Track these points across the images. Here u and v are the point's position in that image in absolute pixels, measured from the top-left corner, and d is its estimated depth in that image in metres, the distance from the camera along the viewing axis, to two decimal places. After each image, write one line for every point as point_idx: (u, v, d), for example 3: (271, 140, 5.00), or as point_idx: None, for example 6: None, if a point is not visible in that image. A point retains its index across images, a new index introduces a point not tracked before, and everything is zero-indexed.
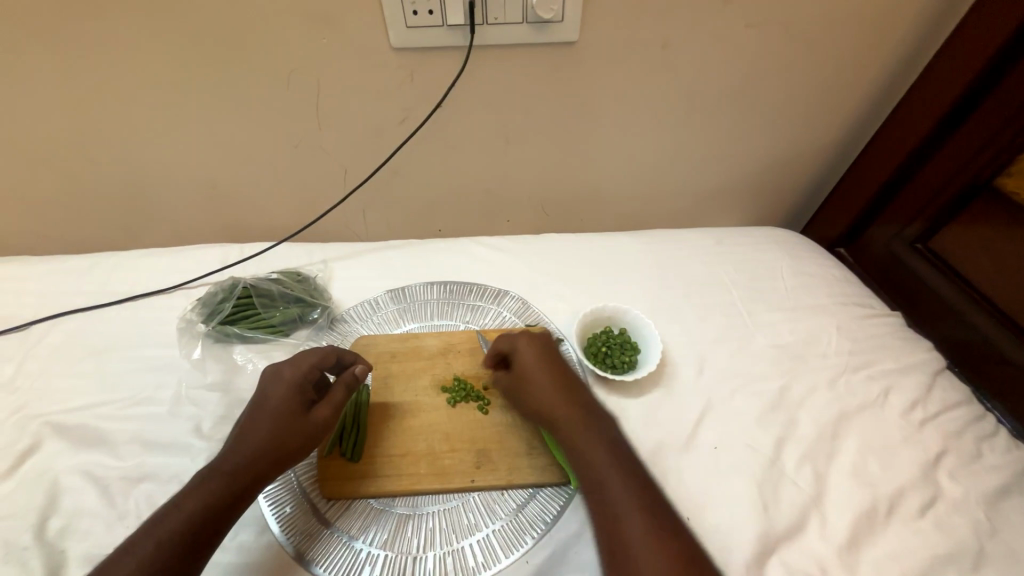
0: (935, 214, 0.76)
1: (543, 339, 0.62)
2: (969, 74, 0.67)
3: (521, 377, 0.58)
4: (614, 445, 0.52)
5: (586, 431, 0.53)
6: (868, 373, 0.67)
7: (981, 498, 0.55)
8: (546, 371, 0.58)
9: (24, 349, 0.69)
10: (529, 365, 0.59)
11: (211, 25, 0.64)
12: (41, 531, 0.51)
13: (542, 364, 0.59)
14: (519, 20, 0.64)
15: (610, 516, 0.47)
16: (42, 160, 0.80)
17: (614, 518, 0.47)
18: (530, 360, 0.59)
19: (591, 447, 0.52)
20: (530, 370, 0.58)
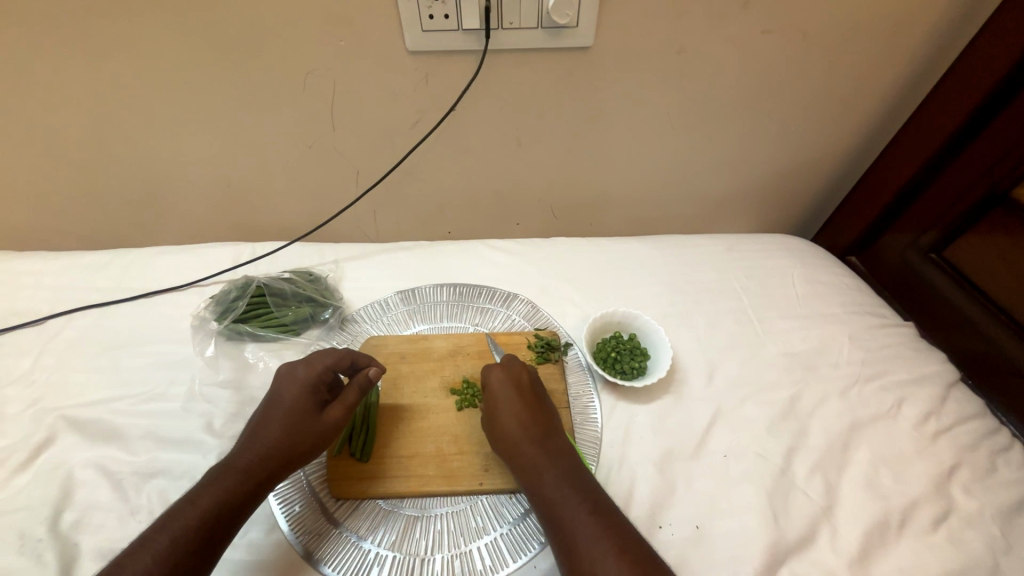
0: (951, 224, 0.75)
1: (512, 369, 0.60)
2: (989, 81, 0.66)
3: (487, 409, 0.57)
4: (575, 475, 0.51)
5: (545, 461, 0.52)
6: (880, 383, 0.66)
7: (996, 513, 0.55)
8: (516, 401, 0.57)
9: (41, 343, 0.70)
10: (497, 397, 0.57)
11: (230, 27, 0.65)
12: (55, 524, 0.52)
13: (509, 393, 0.57)
14: (534, 25, 0.64)
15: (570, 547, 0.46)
16: (63, 157, 0.81)
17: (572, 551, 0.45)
18: (497, 391, 0.58)
19: (552, 476, 0.51)
20: (497, 401, 0.57)
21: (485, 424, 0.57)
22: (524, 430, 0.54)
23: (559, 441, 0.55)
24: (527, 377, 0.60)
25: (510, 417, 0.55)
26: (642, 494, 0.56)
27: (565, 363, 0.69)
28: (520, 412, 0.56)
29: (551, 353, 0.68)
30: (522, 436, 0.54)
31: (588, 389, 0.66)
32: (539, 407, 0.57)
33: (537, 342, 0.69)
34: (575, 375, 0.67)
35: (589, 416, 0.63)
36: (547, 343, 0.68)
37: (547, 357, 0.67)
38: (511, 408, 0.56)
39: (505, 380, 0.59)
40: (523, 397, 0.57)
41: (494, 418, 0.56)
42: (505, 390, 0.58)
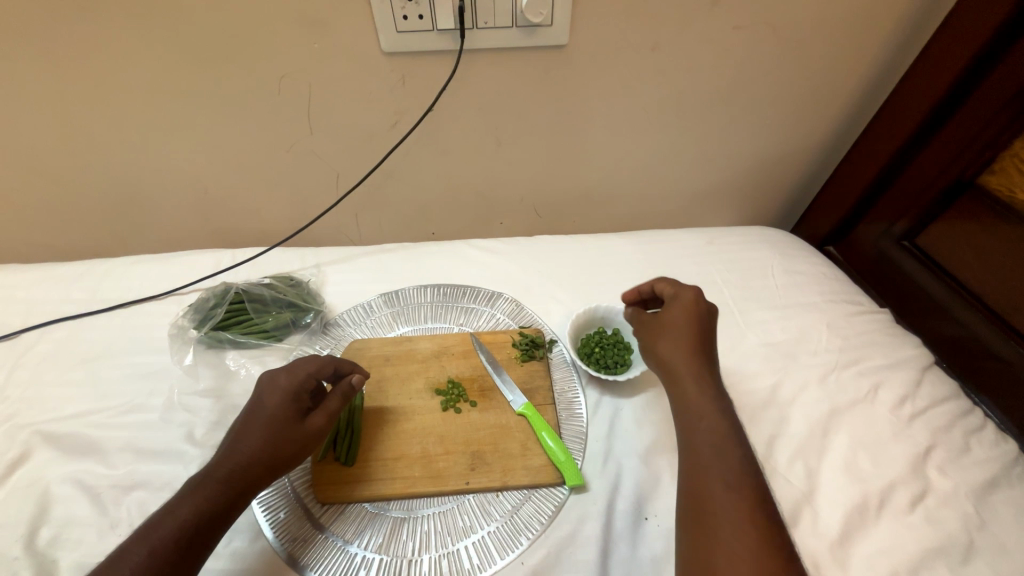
0: (922, 212, 0.77)
1: (679, 309, 0.59)
2: (953, 73, 0.68)
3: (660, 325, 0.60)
4: (736, 434, 0.50)
5: (711, 412, 0.52)
6: (857, 369, 0.68)
7: (970, 491, 0.56)
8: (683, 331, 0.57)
9: (13, 357, 0.68)
10: (677, 329, 0.58)
11: (200, 30, 0.64)
12: (32, 541, 0.51)
13: (691, 326, 0.57)
14: (508, 24, 0.64)
15: (700, 497, 0.47)
16: (32, 167, 0.79)
17: (699, 496, 0.47)
18: (676, 328, 0.58)
19: (710, 429, 0.51)
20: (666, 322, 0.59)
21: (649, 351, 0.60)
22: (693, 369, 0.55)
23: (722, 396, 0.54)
24: (698, 308, 0.59)
25: (674, 353, 0.57)
26: (628, 487, 0.56)
27: (550, 359, 0.69)
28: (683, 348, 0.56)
29: (536, 350, 0.68)
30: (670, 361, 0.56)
31: (573, 385, 0.66)
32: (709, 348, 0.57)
33: (521, 340, 0.69)
34: (561, 372, 0.68)
35: (574, 412, 0.63)
36: (531, 340, 0.69)
37: (531, 355, 0.68)
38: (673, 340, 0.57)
39: (677, 313, 0.59)
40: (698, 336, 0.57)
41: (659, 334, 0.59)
42: (682, 326, 0.58)
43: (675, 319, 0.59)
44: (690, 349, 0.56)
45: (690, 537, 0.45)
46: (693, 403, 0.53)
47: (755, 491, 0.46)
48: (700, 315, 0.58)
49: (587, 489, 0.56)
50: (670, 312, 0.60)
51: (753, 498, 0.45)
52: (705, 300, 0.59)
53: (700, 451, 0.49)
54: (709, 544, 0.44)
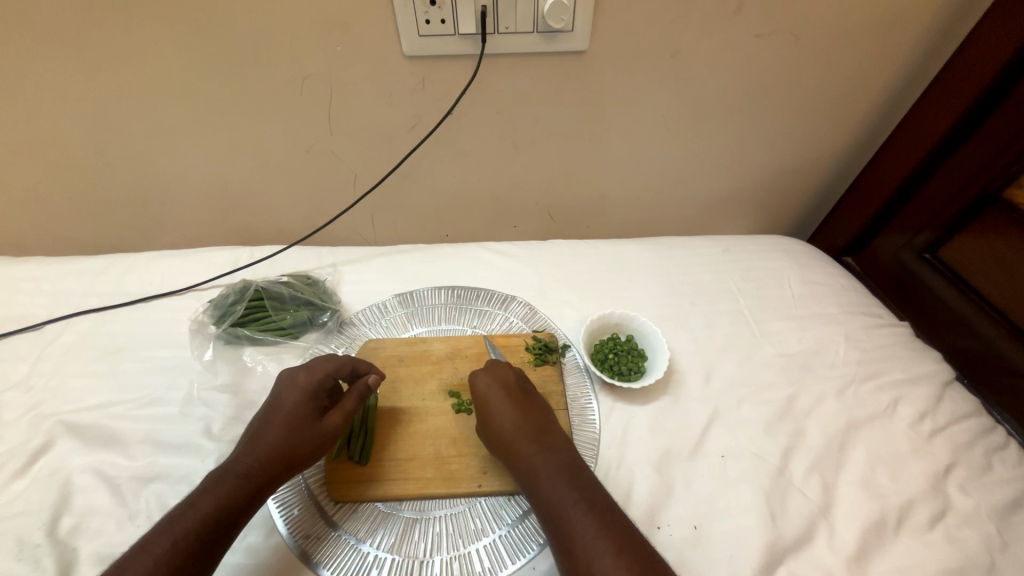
0: (944, 224, 0.76)
1: (492, 378, 0.60)
2: (981, 82, 0.67)
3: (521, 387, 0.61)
4: (559, 452, 0.53)
5: (538, 437, 0.54)
6: (876, 383, 0.67)
7: (992, 511, 0.55)
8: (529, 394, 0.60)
9: (39, 348, 0.70)
10: (489, 399, 0.58)
11: (226, 32, 0.65)
12: (54, 529, 0.52)
13: (501, 393, 0.58)
14: (530, 29, 0.65)
15: (556, 516, 0.48)
16: (61, 162, 0.82)
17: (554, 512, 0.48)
18: (495, 399, 0.57)
19: (531, 451, 0.53)
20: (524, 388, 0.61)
21: (479, 427, 0.58)
22: (516, 426, 0.55)
23: (534, 421, 0.56)
24: (509, 380, 0.60)
25: (501, 417, 0.56)
26: (640, 495, 0.56)
27: (564, 364, 0.69)
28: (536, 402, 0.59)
29: (549, 354, 0.68)
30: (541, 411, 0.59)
31: (586, 391, 0.66)
32: (532, 406, 0.58)
33: (535, 344, 0.69)
34: (574, 378, 0.68)
35: (588, 418, 0.63)
36: (545, 345, 0.69)
37: (545, 359, 0.68)
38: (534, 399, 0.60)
39: (492, 383, 0.59)
40: (509, 401, 0.57)
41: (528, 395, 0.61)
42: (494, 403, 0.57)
43: (484, 387, 0.59)
44: (515, 411, 0.56)
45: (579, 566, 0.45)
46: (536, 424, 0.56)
47: (600, 504, 0.49)
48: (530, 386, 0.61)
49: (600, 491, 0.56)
50: (482, 385, 0.59)
51: (602, 511, 0.48)
52: (511, 369, 0.62)
53: (538, 472, 0.51)
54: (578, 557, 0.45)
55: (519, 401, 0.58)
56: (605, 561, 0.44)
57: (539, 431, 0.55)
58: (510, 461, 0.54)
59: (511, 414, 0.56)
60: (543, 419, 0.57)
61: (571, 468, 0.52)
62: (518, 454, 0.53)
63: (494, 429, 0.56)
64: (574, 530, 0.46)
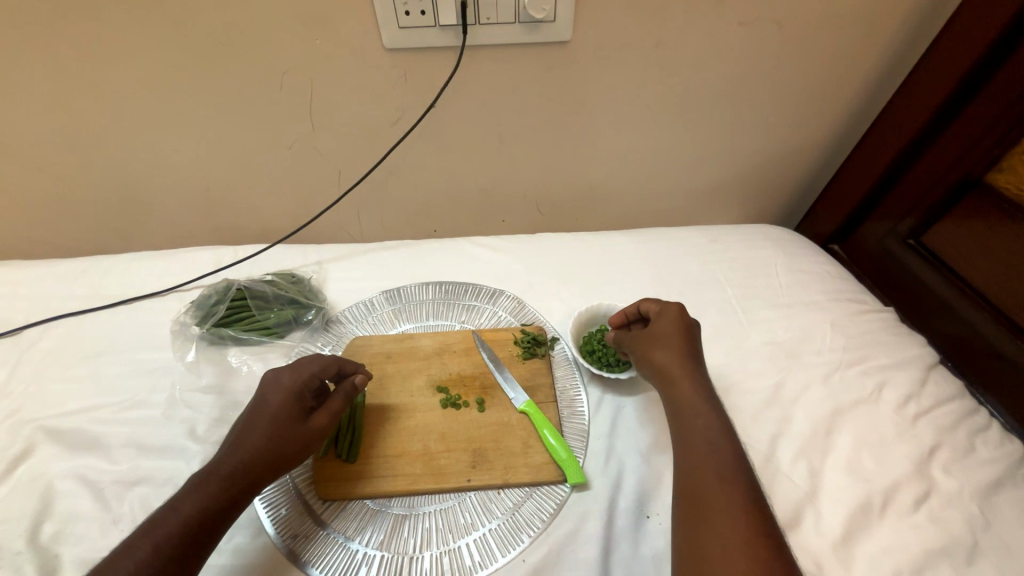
0: (928, 209, 0.76)
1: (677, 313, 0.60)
2: (960, 69, 0.67)
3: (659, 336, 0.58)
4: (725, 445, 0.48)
5: (698, 411, 0.51)
6: (862, 368, 0.67)
7: (975, 491, 0.56)
8: (675, 342, 0.57)
9: (17, 353, 0.68)
10: (669, 339, 0.58)
11: (202, 26, 0.64)
12: (35, 536, 0.51)
13: (681, 337, 0.58)
14: (511, 20, 0.64)
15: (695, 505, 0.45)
16: (35, 164, 0.80)
17: (694, 497, 0.46)
18: (665, 338, 0.58)
19: (699, 431, 0.50)
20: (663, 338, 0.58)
21: (637, 362, 0.60)
22: (678, 369, 0.55)
23: (703, 382, 0.54)
24: (678, 328, 0.59)
25: (666, 361, 0.56)
26: (629, 484, 0.56)
27: (552, 357, 0.69)
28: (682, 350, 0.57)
29: (538, 347, 0.68)
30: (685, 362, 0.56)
31: (575, 382, 0.66)
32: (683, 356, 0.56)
33: (523, 338, 0.69)
34: (563, 370, 0.67)
35: (577, 409, 0.63)
36: (533, 338, 0.69)
37: (533, 352, 0.68)
38: (675, 347, 0.57)
39: (665, 321, 0.60)
40: (674, 347, 0.57)
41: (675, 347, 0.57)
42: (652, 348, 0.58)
43: (665, 330, 0.58)
44: (682, 357, 0.56)
45: (686, 526, 0.45)
46: (681, 391, 0.54)
47: (747, 492, 0.45)
48: (685, 321, 0.60)
49: (588, 487, 0.56)
50: (658, 323, 0.60)
51: (751, 508, 0.43)
52: (689, 313, 0.60)
53: (690, 420, 0.51)
54: (695, 535, 0.44)
55: (692, 348, 0.57)
56: (728, 525, 0.42)
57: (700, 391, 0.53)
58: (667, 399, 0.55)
59: (680, 360, 0.56)
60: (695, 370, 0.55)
61: (716, 426, 0.50)
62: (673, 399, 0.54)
63: (654, 368, 0.57)
64: (704, 506, 0.44)
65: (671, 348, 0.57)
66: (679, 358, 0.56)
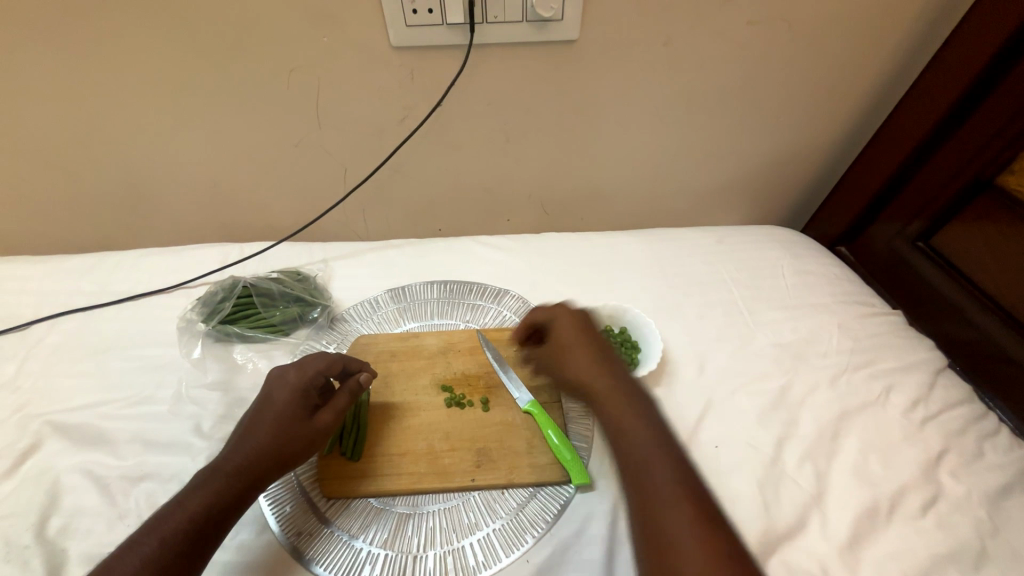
0: (937, 212, 0.76)
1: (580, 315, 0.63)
2: (973, 69, 0.66)
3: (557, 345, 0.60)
4: (675, 453, 0.48)
5: (629, 416, 0.51)
6: (869, 371, 0.67)
7: (983, 496, 0.55)
8: (577, 345, 0.59)
9: (25, 348, 0.69)
10: (569, 344, 0.59)
11: (209, 24, 0.64)
12: (42, 530, 0.51)
13: (580, 341, 0.59)
14: (518, 19, 0.64)
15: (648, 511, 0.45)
16: (44, 160, 0.80)
17: (659, 539, 0.43)
18: (569, 345, 0.59)
19: (642, 437, 0.50)
20: (563, 347, 0.59)
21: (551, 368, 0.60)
22: (599, 372, 0.56)
23: (636, 388, 0.55)
24: (576, 320, 0.61)
25: (580, 367, 0.57)
26: None
27: None
28: (592, 354, 0.57)
29: (542, 347, 0.68)
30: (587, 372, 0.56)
31: None
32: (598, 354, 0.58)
33: (528, 338, 0.69)
34: None
35: (581, 410, 0.63)
36: (538, 338, 0.68)
37: (538, 352, 0.67)
38: (576, 351, 0.58)
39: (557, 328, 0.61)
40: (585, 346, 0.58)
41: (562, 361, 0.58)
42: (573, 351, 0.58)
43: (565, 336, 0.60)
44: (589, 360, 0.57)
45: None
46: (618, 415, 0.52)
47: (706, 523, 0.43)
48: (582, 320, 0.62)
49: (593, 488, 0.56)
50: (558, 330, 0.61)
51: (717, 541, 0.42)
52: (578, 311, 0.62)
53: (632, 446, 0.49)
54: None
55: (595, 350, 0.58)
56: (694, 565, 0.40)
57: (631, 395, 0.54)
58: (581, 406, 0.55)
59: (594, 363, 0.56)
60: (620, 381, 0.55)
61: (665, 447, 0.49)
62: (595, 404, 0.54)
63: (568, 374, 0.57)
64: (668, 548, 0.42)
65: (583, 354, 0.57)
66: (600, 368, 0.56)
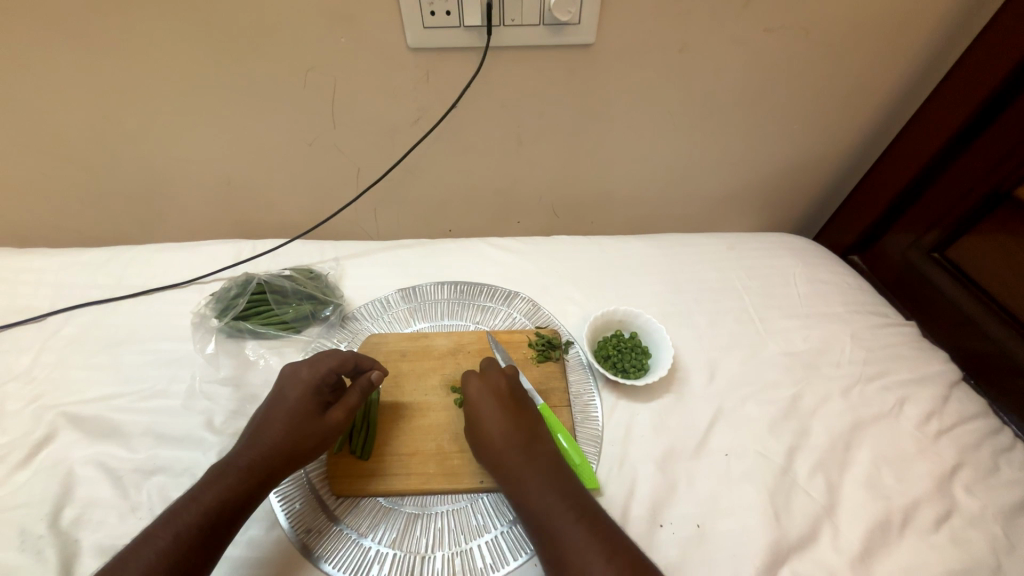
0: (953, 224, 0.75)
1: (510, 373, 0.61)
2: (996, 77, 0.66)
3: (472, 415, 0.57)
4: (573, 496, 0.50)
5: (534, 477, 0.51)
6: (882, 383, 0.66)
7: (998, 512, 0.54)
8: (497, 410, 0.56)
9: (41, 339, 0.70)
10: (481, 409, 0.57)
11: (228, 23, 0.65)
12: (56, 520, 0.52)
13: (496, 404, 0.57)
14: (535, 22, 0.64)
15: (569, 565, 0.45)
16: (62, 154, 0.81)
17: None
18: (484, 412, 0.56)
19: (541, 494, 0.50)
20: (479, 411, 0.56)
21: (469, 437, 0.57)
22: (510, 441, 0.53)
23: (549, 447, 0.55)
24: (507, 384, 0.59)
25: (499, 437, 0.54)
26: (643, 492, 0.56)
27: (566, 361, 0.69)
28: (502, 419, 0.55)
29: (552, 351, 0.68)
30: (500, 442, 0.54)
31: (589, 387, 0.65)
32: (521, 420, 0.56)
33: (538, 340, 0.69)
34: (577, 374, 0.67)
35: (590, 414, 0.63)
36: (548, 341, 0.68)
37: (548, 355, 0.67)
38: (495, 417, 0.55)
39: (485, 390, 0.58)
40: (503, 409, 0.56)
41: (477, 428, 0.56)
42: (488, 412, 0.56)
43: (478, 398, 0.58)
44: (508, 423, 0.55)
45: None
46: (529, 477, 0.51)
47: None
48: (502, 387, 0.59)
49: (602, 493, 0.56)
50: (475, 393, 0.58)
51: None
52: (497, 376, 0.60)
53: (546, 506, 0.49)
54: None
55: (519, 413, 0.56)
56: None
57: (537, 456, 0.53)
58: (499, 477, 0.53)
59: (511, 426, 0.55)
60: (536, 446, 0.54)
61: (579, 503, 0.49)
62: (508, 474, 0.52)
63: (486, 444, 0.54)
64: None
65: (495, 422, 0.55)
66: (507, 434, 0.54)
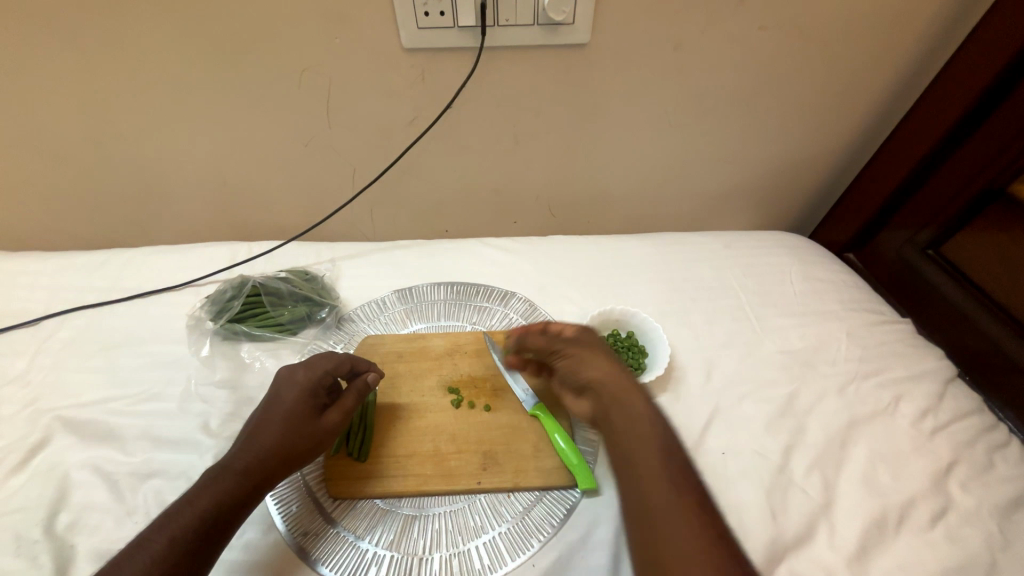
0: (948, 221, 0.75)
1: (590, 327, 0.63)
2: (987, 76, 0.66)
3: (576, 363, 0.57)
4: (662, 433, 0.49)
5: (624, 413, 0.51)
6: (878, 380, 0.66)
7: (993, 509, 0.55)
8: (588, 358, 0.57)
9: (36, 343, 0.69)
10: (580, 356, 0.58)
11: (221, 24, 0.64)
12: (51, 525, 0.52)
13: (588, 352, 0.58)
14: (529, 22, 0.64)
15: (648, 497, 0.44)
16: (56, 156, 0.81)
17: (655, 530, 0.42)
18: (587, 359, 0.57)
19: (630, 428, 0.50)
20: (580, 358, 0.58)
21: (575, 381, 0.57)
22: (606, 383, 0.54)
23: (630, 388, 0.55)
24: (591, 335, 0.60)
25: (600, 377, 0.55)
26: None
27: None
28: (594, 363, 0.56)
29: None
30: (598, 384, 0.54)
31: None
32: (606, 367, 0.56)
33: None
34: None
35: None
36: None
37: None
38: (587, 364, 0.57)
39: (578, 341, 0.59)
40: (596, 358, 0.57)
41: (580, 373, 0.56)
42: (583, 359, 0.57)
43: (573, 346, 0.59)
44: (600, 367, 0.56)
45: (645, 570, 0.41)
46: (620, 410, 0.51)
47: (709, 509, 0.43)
48: (590, 337, 0.60)
49: (599, 493, 0.56)
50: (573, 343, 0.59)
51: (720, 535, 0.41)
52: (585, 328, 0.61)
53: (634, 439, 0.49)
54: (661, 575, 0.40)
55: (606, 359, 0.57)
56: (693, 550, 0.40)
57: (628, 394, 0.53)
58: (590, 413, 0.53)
59: (603, 370, 0.55)
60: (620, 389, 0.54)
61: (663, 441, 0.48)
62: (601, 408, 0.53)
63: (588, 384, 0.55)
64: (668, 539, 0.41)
65: (598, 366, 0.56)
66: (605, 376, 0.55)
